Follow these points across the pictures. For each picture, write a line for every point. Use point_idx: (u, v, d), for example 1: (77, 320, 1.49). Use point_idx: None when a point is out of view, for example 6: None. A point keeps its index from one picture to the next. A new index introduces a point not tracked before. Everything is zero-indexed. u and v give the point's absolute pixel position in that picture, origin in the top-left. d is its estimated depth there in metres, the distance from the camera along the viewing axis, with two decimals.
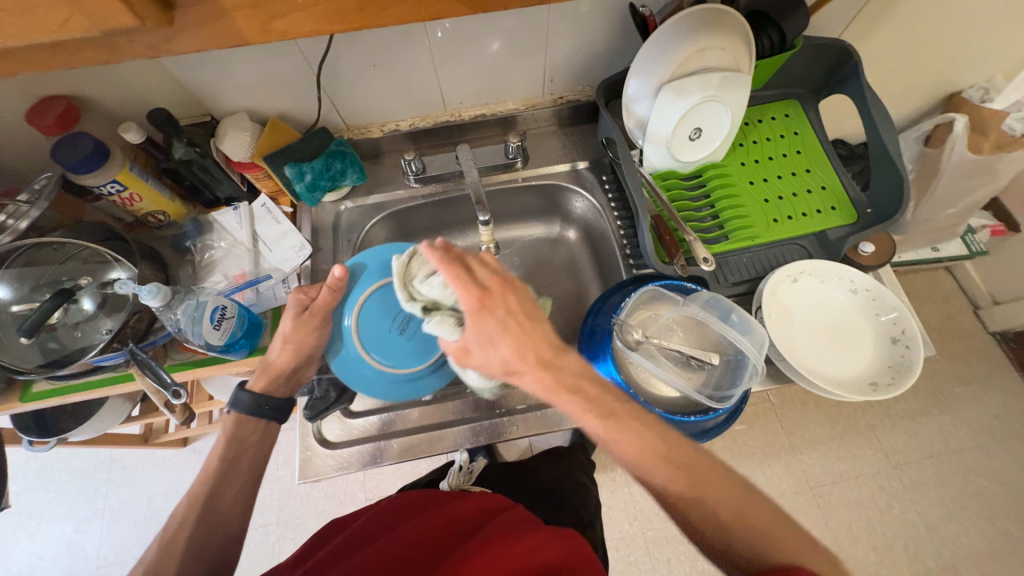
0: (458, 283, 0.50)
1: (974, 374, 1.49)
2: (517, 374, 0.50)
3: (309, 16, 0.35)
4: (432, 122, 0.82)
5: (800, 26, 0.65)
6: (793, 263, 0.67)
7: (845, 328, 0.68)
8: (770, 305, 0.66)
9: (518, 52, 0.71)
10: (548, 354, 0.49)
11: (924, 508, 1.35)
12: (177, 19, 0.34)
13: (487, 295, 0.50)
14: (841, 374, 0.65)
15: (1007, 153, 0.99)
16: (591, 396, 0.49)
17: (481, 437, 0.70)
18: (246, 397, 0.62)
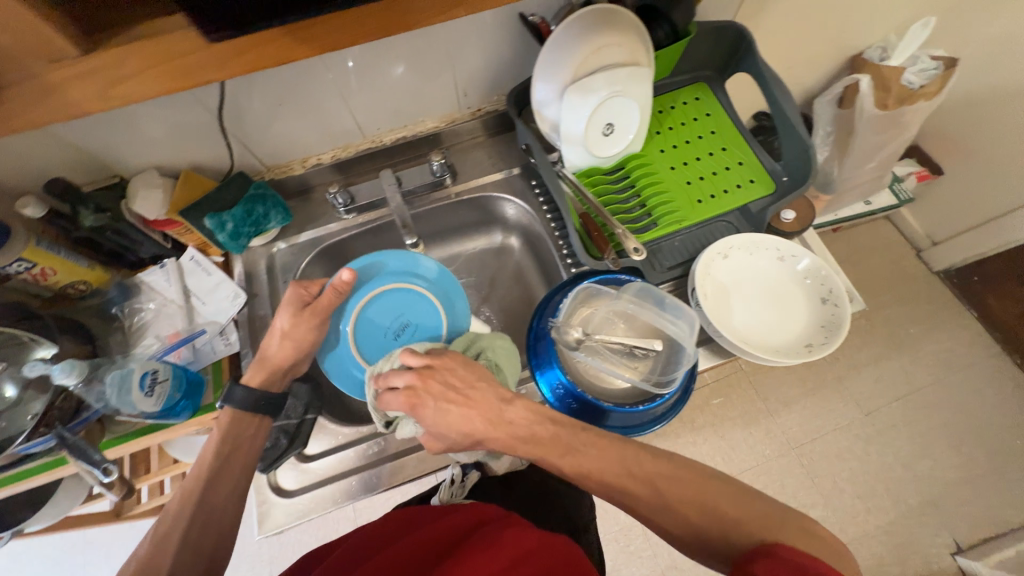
0: (390, 398, 0.54)
1: (924, 313, 1.56)
2: (478, 439, 0.54)
3: (148, 81, 0.35)
4: (355, 151, 0.82)
5: (689, 14, 0.68)
6: (720, 241, 0.70)
7: (776, 296, 0.70)
8: (704, 284, 0.69)
9: (424, 71, 0.71)
10: (494, 413, 0.54)
11: (897, 448, 1.40)
12: (1, 100, 0.33)
13: (414, 394, 0.54)
14: (776, 339, 0.67)
15: (910, 104, 1.05)
16: (542, 438, 0.53)
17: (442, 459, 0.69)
18: (241, 393, 0.62)
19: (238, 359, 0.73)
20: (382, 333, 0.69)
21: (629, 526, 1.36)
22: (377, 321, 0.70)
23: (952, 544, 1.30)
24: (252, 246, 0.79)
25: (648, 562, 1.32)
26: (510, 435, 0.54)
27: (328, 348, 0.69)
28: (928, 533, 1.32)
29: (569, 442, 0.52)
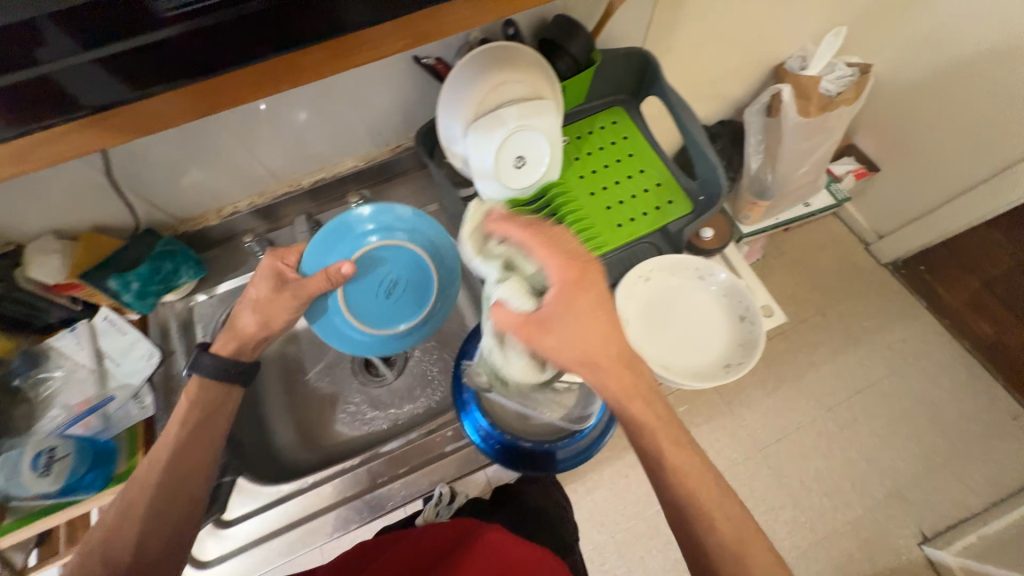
0: (553, 257, 0.50)
1: (877, 306, 1.58)
2: (592, 360, 0.51)
3: None
4: (273, 197, 0.81)
5: (586, 46, 0.69)
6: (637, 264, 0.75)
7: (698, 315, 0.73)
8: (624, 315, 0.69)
9: (330, 114, 0.71)
10: (618, 345, 0.52)
11: (860, 442, 1.41)
12: None
13: (584, 274, 0.50)
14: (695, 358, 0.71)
15: (831, 111, 1.08)
16: (645, 399, 0.52)
17: (365, 513, 0.71)
18: (210, 362, 0.62)
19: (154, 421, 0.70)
20: (370, 295, 0.71)
21: (602, 544, 1.34)
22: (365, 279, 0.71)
23: (918, 534, 1.31)
24: (164, 302, 0.77)
25: None
26: (623, 377, 0.52)
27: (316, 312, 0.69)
28: (895, 525, 1.32)
29: (664, 424, 0.53)
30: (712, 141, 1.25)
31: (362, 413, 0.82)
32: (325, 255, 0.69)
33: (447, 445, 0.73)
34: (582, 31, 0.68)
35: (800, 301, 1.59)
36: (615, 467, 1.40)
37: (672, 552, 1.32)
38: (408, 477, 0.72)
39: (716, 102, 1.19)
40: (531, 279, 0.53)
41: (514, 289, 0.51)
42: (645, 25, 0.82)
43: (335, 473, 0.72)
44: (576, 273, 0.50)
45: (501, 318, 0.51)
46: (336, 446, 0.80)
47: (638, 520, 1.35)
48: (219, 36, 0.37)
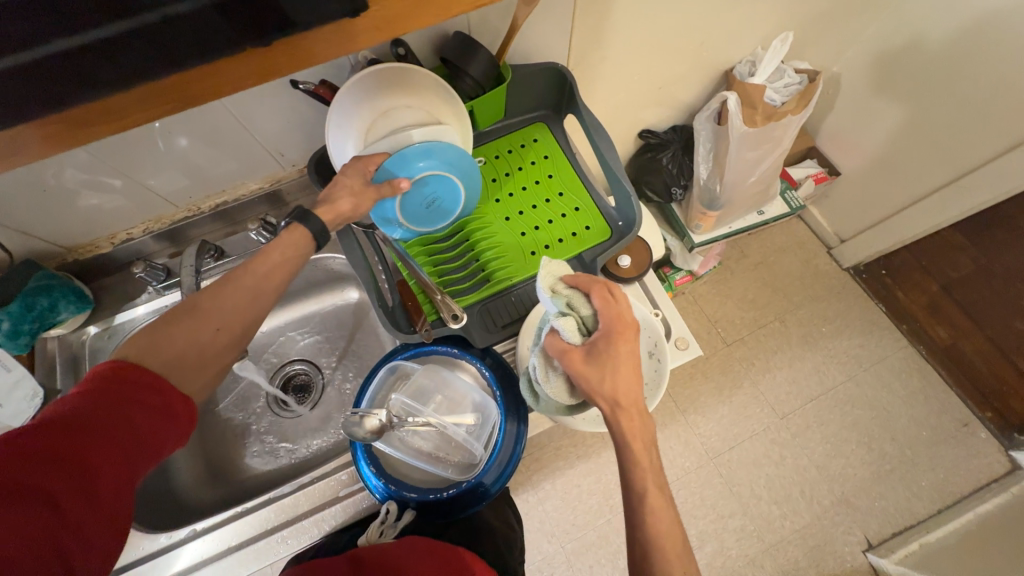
0: (606, 305, 0.53)
1: (836, 311, 1.56)
2: (616, 414, 0.50)
3: None
4: (171, 221, 0.76)
5: (487, 65, 0.64)
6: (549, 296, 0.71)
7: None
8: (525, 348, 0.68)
9: (214, 139, 0.66)
10: (640, 412, 0.51)
11: (811, 449, 1.40)
12: None
13: (624, 329, 0.52)
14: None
15: (777, 120, 1.05)
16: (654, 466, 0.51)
17: (253, 564, 0.62)
18: (318, 224, 0.53)
19: None
20: (418, 201, 0.64)
21: (551, 555, 1.33)
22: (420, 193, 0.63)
23: (863, 542, 1.31)
24: (46, 336, 0.72)
25: None
26: (642, 443, 0.50)
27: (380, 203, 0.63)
28: (840, 533, 1.32)
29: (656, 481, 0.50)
30: (663, 149, 1.21)
31: (272, 446, 0.79)
32: (402, 168, 0.60)
33: (345, 488, 0.65)
34: (482, 49, 0.63)
35: (759, 306, 1.57)
36: (567, 477, 1.39)
37: (620, 562, 1.31)
38: (298, 527, 0.63)
39: (665, 108, 1.14)
40: (585, 320, 0.54)
41: (570, 325, 0.53)
42: (567, 36, 0.77)
43: (230, 518, 0.64)
44: (621, 326, 0.52)
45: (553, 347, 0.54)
46: (243, 483, 0.77)
47: (588, 530, 1.34)
48: (94, 67, 0.32)
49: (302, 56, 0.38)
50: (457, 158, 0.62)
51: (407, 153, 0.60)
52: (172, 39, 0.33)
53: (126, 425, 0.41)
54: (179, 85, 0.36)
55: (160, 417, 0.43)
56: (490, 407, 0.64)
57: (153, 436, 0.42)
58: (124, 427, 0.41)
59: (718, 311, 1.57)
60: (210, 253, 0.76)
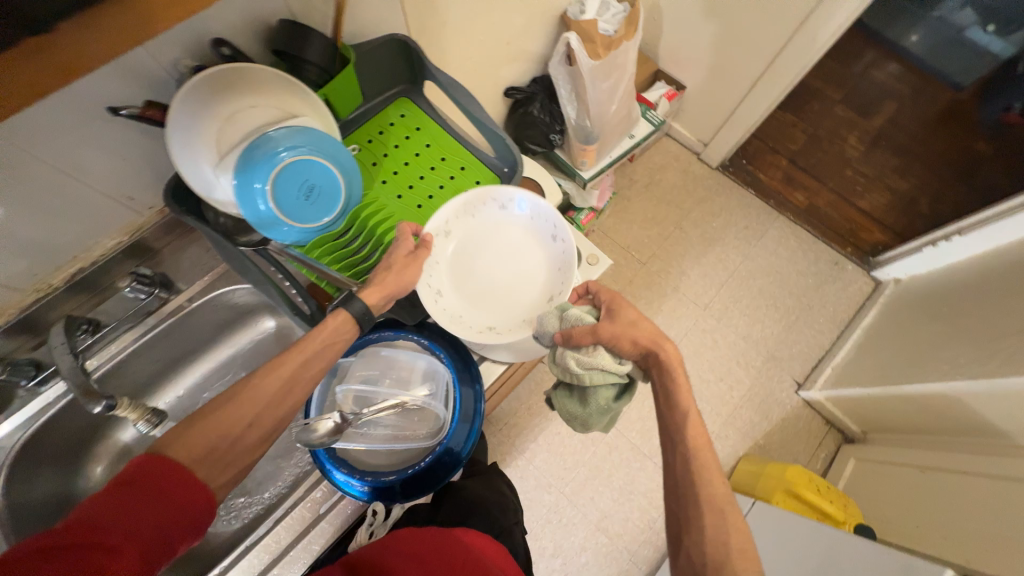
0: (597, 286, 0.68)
1: (719, 205, 1.76)
2: (656, 345, 0.62)
3: None
4: (15, 313, 0.64)
5: (326, 48, 0.63)
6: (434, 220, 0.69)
7: (513, 253, 0.75)
8: (435, 279, 0.70)
9: (38, 201, 0.57)
10: (659, 337, 0.62)
11: (734, 325, 1.60)
12: None
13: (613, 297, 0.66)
14: (515, 306, 0.73)
15: (617, 48, 1.14)
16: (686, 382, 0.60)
17: None
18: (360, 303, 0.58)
19: None
20: (290, 189, 0.61)
21: (555, 502, 1.40)
22: (291, 183, 0.61)
23: (794, 384, 1.53)
24: None
25: (582, 526, 1.37)
26: (675, 363, 0.61)
27: (257, 210, 0.61)
28: (776, 385, 1.53)
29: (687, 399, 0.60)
30: (530, 100, 1.27)
31: (234, 504, 0.74)
32: (265, 165, 0.59)
33: (324, 503, 0.64)
34: (314, 32, 0.62)
35: (659, 221, 1.73)
36: (546, 429, 1.46)
37: (616, 483, 1.41)
38: (288, 559, 0.61)
39: (519, 61, 1.19)
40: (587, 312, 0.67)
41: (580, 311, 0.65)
42: (400, 8, 0.77)
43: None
44: (612, 295, 0.67)
45: (576, 329, 0.62)
46: (214, 551, 0.71)
47: (579, 467, 1.43)
48: None
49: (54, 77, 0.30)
50: (322, 142, 0.63)
51: (263, 143, 0.59)
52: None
53: (142, 521, 0.42)
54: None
55: (177, 512, 0.44)
56: (438, 368, 0.66)
57: (171, 526, 0.43)
58: (143, 519, 0.42)
59: (627, 237, 1.71)
60: (84, 328, 0.68)
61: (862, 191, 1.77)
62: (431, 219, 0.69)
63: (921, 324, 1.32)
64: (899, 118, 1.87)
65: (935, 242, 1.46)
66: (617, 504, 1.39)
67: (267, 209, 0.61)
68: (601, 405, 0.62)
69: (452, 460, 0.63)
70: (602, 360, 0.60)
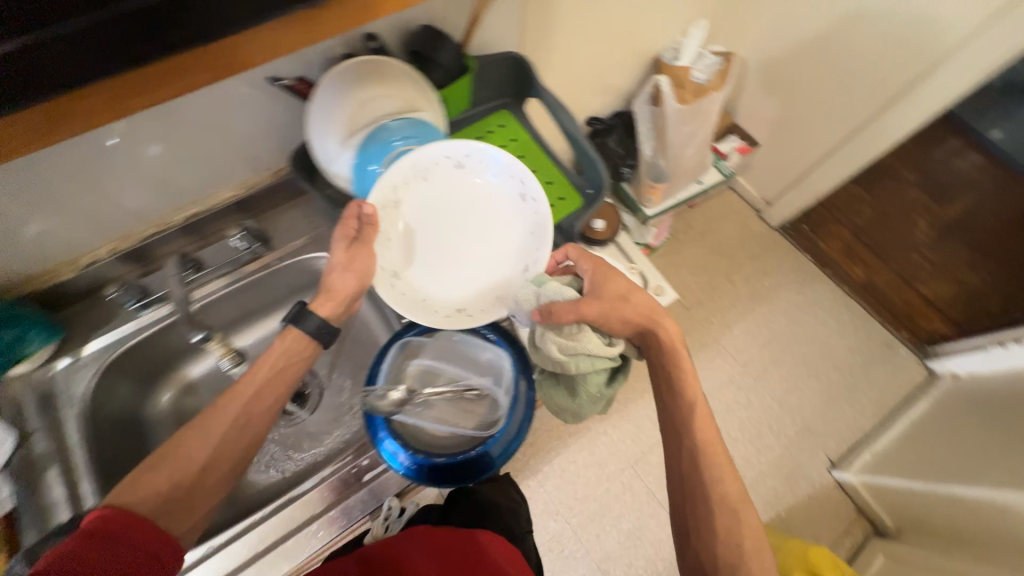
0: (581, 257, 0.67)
1: (772, 265, 1.74)
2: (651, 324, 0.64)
3: None
4: (137, 241, 0.73)
5: (454, 55, 0.69)
6: (380, 185, 0.63)
7: (477, 216, 0.70)
8: (390, 254, 0.67)
9: (189, 147, 0.65)
10: (649, 309, 0.64)
11: (770, 388, 1.56)
12: None
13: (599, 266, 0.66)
14: (490, 274, 0.70)
15: (705, 97, 1.17)
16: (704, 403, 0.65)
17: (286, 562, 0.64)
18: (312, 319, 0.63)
19: (28, 514, 0.62)
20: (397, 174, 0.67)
21: (560, 529, 1.37)
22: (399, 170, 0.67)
23: (826, 461, 1.47)
24: (14, 376, 0.67)
25: (583, 561, 1.34)
26: (669, 341, 0.65)
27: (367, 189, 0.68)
28: (807, 458, 1.47)
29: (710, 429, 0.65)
30: (608, 132, 1.32)
31: (280, 456, 0.78)
32: (382, 151, 0.66)
33: (369, 471, 0.71)
34: (448, 40, 0.68)
35: (709, 270, 1.73)
36: (563, 452, 1.45)
37: (625, 524, 1.38)
38: (328, 514, 0.67)
39: (606, 95, 1.25)
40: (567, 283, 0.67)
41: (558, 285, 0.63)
42: (519, 29, 0.83)
43: (251, 527, 0.65)
44: (596, 263, 0.67)
45: (564, 306, 0.59)
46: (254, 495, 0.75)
47: (590, 500, 1.40)
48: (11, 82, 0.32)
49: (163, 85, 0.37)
50: (433, 138, 0.69)
51: (383, 131, 0.66)
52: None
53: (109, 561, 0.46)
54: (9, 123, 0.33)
55: (141, 558, 0.48)
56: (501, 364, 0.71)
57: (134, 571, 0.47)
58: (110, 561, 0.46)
59: (675, 280, 1.71)
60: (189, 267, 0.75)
61: (926, 277, 1.71)
62: (376, 187, 0.63)
63: (978, 426, 1.25)
64: (975, 210, 1.82)
65: (1002, 343, 1.39)
66: (622, 546, 1.35)
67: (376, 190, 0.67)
68: (591, 391, 0.63)
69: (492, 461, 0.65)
70: (586, 343, 0.60)
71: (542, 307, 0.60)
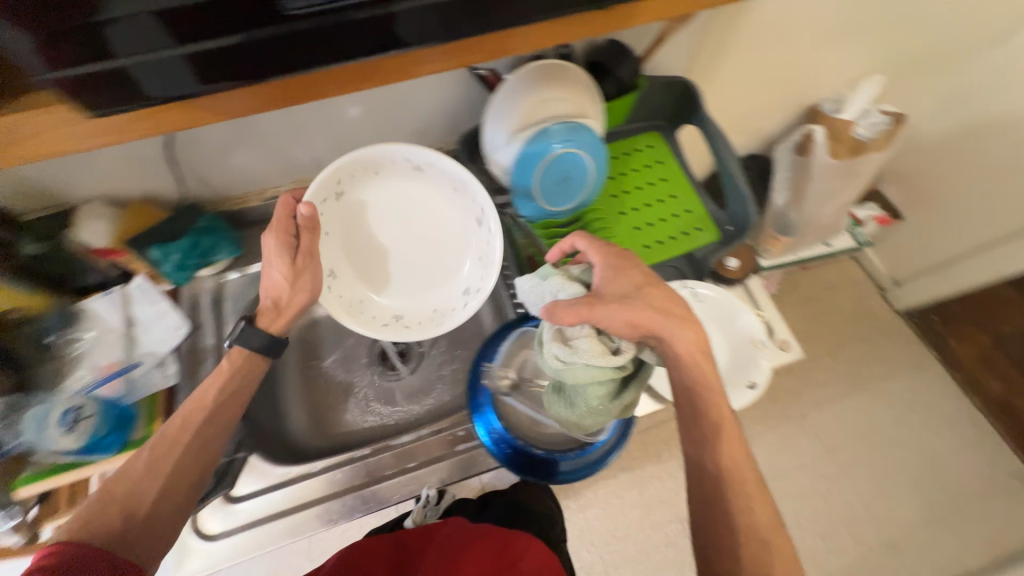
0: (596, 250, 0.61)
1: (887, 352, 1.50)
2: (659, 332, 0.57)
3: None
4: (310, 184, 0.82)
5: (633, 70, 0.71)
6: (320, 185, 0.66)
7: (429, 231, 0.75)
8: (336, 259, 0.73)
9: (379, 112, 0.72)
10: (669, 308, 0.57)
11: (858, 486, 1.34)
12: None
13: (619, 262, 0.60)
14: (424, 288, 0.77)
15: (862, 156, 1.09)
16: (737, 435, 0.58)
17: (373, 503, 0.70)
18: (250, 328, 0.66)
19: (176, 393, 0.72)
20: (549, 175, 0.70)
21: (590, 562, 1.29)
22: (552, 171, 0.70)
23: None
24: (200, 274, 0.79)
25: None
26: (691, 345, 0.57)
27: (520, 186, 0.72)
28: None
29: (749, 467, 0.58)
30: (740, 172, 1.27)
31: (375, 407, 0.81)
32: (541, 152, 0.68)
33: (462, 443, 0.74)
34: (632, 55, 0.70)
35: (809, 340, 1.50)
36: (608, 484, 1.35)
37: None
38: (417, 471, 0.71)
39: (748, 135, 1.20)
40: (577, 277, 0.64)
41: (561, 281, 0.60)
42: (692, 56, 0.85)
43: (350, 459, 0.71)
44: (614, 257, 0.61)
45: (564, 306, 0.56)
46: (345, 434, 0.80)
47: (628, 542, 1.31)
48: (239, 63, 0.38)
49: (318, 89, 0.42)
50: (590, 143, 0.70)
51: (542, 135, 0.68)
52: (184, 24, 0.34)
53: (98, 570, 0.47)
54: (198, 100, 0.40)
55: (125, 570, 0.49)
56: None
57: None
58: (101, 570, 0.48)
59: None
60: None
61: None
62: (315, 186, 0.66)
63: None
64: None
65: None
66: None
67: (529, 187, 0.71)
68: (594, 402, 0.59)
69: (562, 472, 0.71)
70: (586, 351, 0.55)
71: (549, 304, 0.57)
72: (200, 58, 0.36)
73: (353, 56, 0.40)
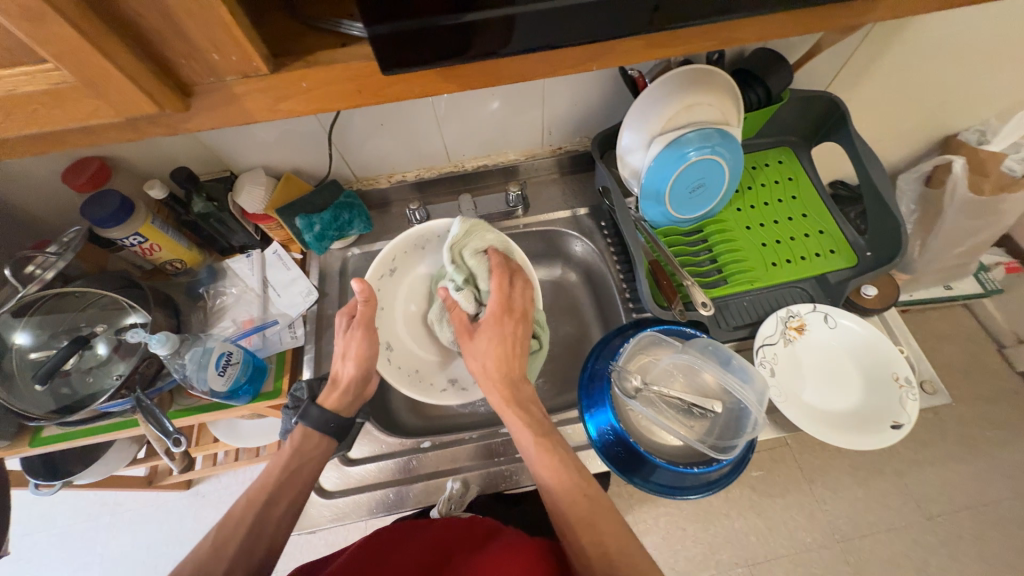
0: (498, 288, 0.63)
1: (1007, 416, 1.29)
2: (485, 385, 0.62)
3: (309, 99, 0.35)
4: (436, 172, 0.86)
5: (785, 81, 0.68)
6: (377, 265, 0.71)
7: None
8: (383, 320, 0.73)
9: (518, 107, 0.75)
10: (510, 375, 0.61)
11: (965, 566, 1.14)
12: (193, 103, 0.34)
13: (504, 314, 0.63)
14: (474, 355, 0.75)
15: (1010, 192, 0.99)
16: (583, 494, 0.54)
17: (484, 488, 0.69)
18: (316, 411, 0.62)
19: (298, 353, 0.76)
20: (681, 183, 0.68)
21: None
22: (686, 177, 0.68)
23: None
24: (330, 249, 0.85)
25: None
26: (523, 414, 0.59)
27: (649, 192, 0.70)
28: None
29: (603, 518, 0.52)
30: None
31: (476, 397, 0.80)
32: (677, 157, 0.65)
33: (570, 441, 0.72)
34: (786, 65, 0.68)
35: None
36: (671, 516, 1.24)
37: None
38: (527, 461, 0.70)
39: None
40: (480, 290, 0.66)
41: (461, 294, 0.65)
42: (836, 69, 0.82)
43: (458, 440, 0.72)
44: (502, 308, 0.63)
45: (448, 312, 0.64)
46: (443, 416, 0.81)
47: None
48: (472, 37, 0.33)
49: (528, 70, 0.37)
50: (731, 149, 0.67)
51: (679, 143, 0.65)
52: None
53: None
54: (404, 73, 0.35)
55: None
56: (744, 390, 0.64)
57: None
58: None
59: None
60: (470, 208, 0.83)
61: None
62: (373, 266, 0.71)
63: None
64: None
65: None
66: None
67: (660, 193, 0.69)
68: None
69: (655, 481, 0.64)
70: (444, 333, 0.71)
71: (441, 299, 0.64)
72: (414, 37, 0.32)
73: (590, 36, 0.35)
